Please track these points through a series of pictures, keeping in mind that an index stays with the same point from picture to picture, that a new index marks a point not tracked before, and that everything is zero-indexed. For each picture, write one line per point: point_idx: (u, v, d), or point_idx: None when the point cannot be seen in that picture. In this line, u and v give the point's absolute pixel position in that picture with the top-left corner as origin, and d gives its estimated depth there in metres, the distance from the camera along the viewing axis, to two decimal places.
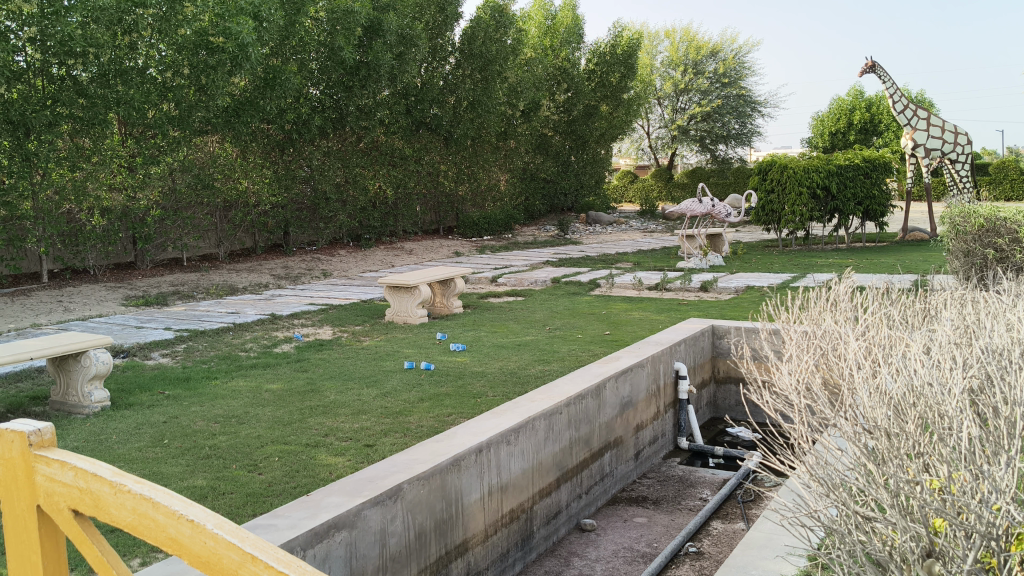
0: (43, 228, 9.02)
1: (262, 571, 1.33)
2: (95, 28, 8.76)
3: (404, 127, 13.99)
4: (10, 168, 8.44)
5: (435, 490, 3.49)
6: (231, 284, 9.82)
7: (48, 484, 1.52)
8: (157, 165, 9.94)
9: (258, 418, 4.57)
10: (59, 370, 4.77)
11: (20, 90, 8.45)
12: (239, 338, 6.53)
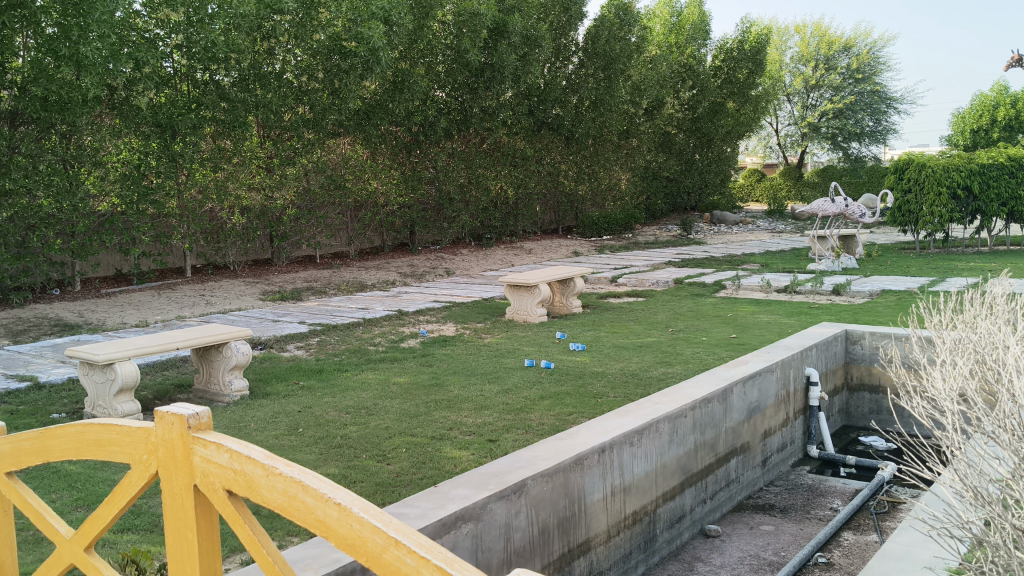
0: (187, 225, 9.50)
1: (405, 557, 1.36)
2: (237, 35, 9.22)
3: (526, 127, 14.08)
4: (159, 168, 8.96)
5: (559, 488, 3.49)
6: (360, 281, 10.11)
7: (204, 465, 1.60)
8: (292, 167, 10.30)
9: (386, 410, 4.69)
10: (202, 359, 5.05)
11: (168, 95, 9.06)
12: (367, 333, 6.71)
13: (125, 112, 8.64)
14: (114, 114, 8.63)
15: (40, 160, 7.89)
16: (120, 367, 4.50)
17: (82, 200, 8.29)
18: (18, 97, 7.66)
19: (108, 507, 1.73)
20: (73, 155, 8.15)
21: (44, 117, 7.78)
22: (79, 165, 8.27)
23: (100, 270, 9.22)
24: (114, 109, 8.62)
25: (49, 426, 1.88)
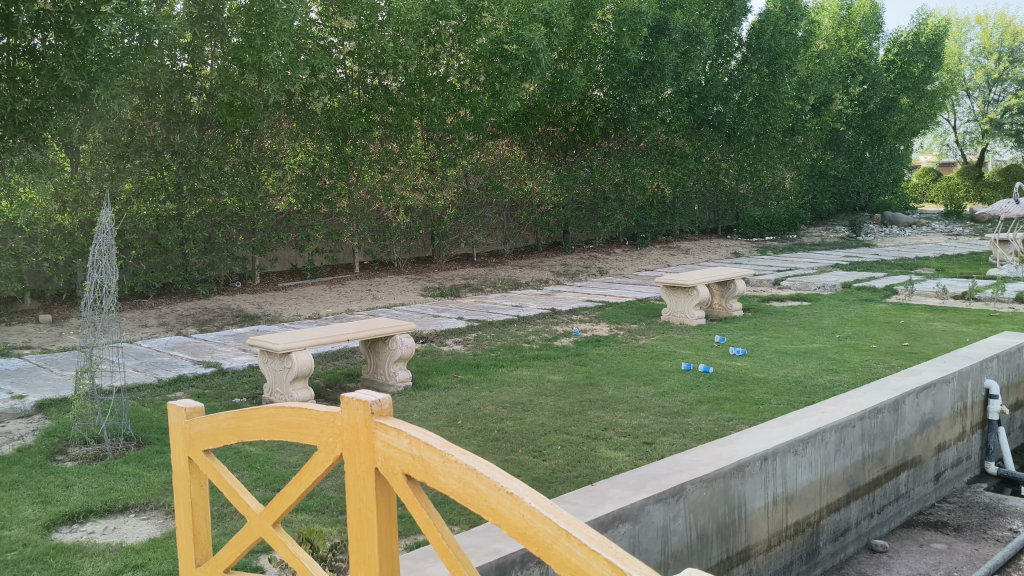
0: (356, 224, 9.93)
1: (575, 548, 1.39)
2: (405, 41, 9.55)
3: (686, 125, 13.87)
4: (331, 169, 9.41)
5: (719, 493, 3.44)
6: (515, 279, 10.25)
7: (386, 450, 1.68)
8: (453, 168, 10.56)
9: (541, 406, 4.75)
10: (370, 350, 5.31)
11: (341, 99, 9.48)
12: (522, 330, 6.82)
13: (301, 117, 9.12)
14: (292, 118, 9.12)
15: (225, 161, 8.48)
16: (296, 356, 4.77)
17: (262, 200, 8.85)
18: (206, 103, 8.35)
19: (297, 485, 1.85)
20: (255, 157, 8.71)
21: (229, 121, 8.40)
22: (260, 167, 8.81)
23: (277, 265, 9.76)
24: (291, 114, 9.11)
25: (244, 408, 2.02)
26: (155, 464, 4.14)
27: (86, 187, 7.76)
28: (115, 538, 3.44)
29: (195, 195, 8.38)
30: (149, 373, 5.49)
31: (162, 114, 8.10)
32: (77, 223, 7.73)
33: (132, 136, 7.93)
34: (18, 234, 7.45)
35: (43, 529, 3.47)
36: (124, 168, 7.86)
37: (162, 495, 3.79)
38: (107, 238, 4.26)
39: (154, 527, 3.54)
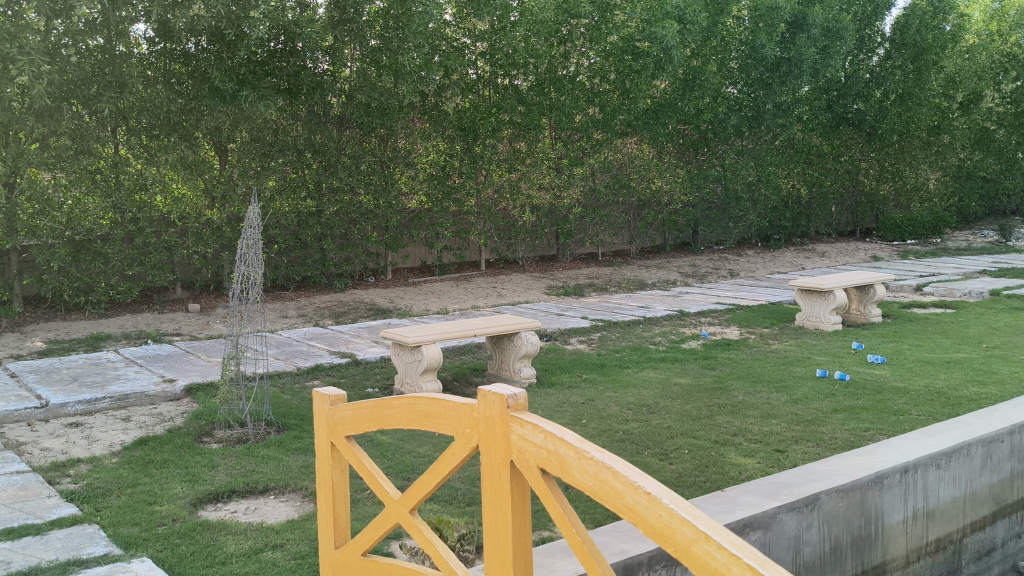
0: (484, 223, 10.06)
1: (713, 551, 1.36)
2: (536, 41, 9.68)
3: (822, 123, 13.50)
4: (461, 168, 9.57)
5: (855, 505, 3.32)
6: (642, 279, 10.18)
7: (521, 443, 1.70)
8: (581, 167, 10.59)
9: (668, 409, 4.70)
10: (495, 346, 5.39)
11: (472, 100, 9.62)
12: (648, 332, 6.77)
13: (434, 117, 9.31)
14: (425, 118, 9.33)
15: (362, 160, 8.78)
16: (426, 349, 4.88)
17: (396, 198, 9.08)
18: (346, 103, 8.61)
19: (434, 474, 1.90)
20: (390, 156, 8.96)
21: (367, 122, 8.68)
22: (394, 166, 9.05)
23: (408, 261, 10.00)
24: (425, 114, 9.33)
25: (385, 397, 2.08)
26: (293, 449, 4.32)
27: (233, 185, 8.08)
28: (256, 518, 3.61)
29: (333, 194, 8.67)
30: (288, 362, 5.73)
31: (304, 115, 8.44)
32: (224, 218, 8.04)
33: (276, 135, 8.32)
34: (172, 228, 7.89)
35: (191, 506, 3.68)
36: (269, 167, 8.23)
37: (299, 479, 3.95)
38: (254, 232, 4.47)
39: (292, 509, 3.70)
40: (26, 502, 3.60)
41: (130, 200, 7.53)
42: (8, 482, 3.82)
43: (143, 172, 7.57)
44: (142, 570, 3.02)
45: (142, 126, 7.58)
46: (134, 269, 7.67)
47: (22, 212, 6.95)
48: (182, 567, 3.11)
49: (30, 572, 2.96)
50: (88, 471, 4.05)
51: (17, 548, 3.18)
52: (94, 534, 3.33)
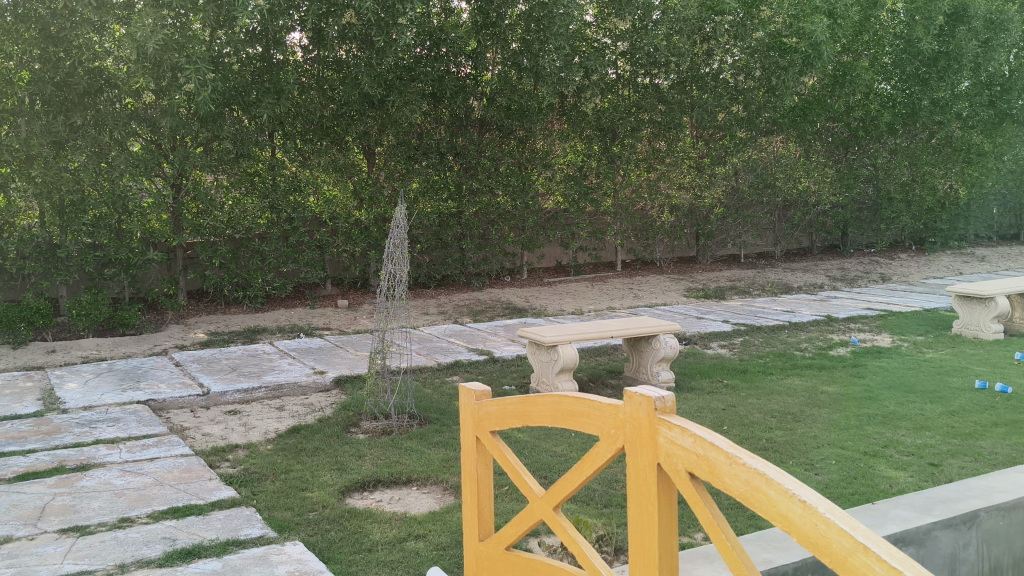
0: (621, 223, 10.04)
1: (874, 564, 1.31)
2: (678, 39, 9.54)
3: (985, 120, 12.51)
4: (599, 169, 9.59)
5: (1017, 524, 3.13)
6: (786, 283, 9.91)
7: (669, 446, 1.69)
8: (723, 166, 10.44)
9: (814, 418, 4.56)
10: (633, 349, 5.39)
11: (611, 99, 9.59)
12: (793, 337, 6.59)
13: (573, 117, 9.36)
14: (564, 119, 9.38)
15: (501, 162, 8.93)
16: (563, 350, 4.91)
17: (533, 199, 9.19)
18: (486, 106, 8.75)
19: (578, 472, 1.93)
20: (528, 157, 9.08)
21: (507, 124, 8.82)
22: (532, 167, 9.16)
23: (545, 261, 10.08)
24: (564, 114, 9.38)
25: (530, 394, 2.12)
26: (434, 443, 4.44)
27: (380, 187, 8.36)
28: (400, 508, 3.73)
29: (473, 195, 8.86)
30: (430, 357, 5.90)
31: (447, 118, 8.63)
32: (372, 219, 8.32)
33: (420, 139, 8.53)
34: (323, 227, 8.26)
35: (339, 494, 3.84)
36: (413, 168, 8.45)
37: (440, 471, 4.06)
38: (401, 232, 4.62)
39: (434, 501, 3.80)
40: (189, 484, 3.84)
41: (285, 200, 7.92)
42: (174, 464, 4.09)
43: (297, 174, 8.01)
44: (295, 553, 3.18)
45: (297, 130, 7.97)
46: (288, 266, 8.07)
47: (188, 211, 7.58)
48: (332, 551, 3.25)
49: (194, 549, 3.17)
50: (245, 457, 4.30)
51: (182, 526, 3.41)
52: (251, 517, 3.52)
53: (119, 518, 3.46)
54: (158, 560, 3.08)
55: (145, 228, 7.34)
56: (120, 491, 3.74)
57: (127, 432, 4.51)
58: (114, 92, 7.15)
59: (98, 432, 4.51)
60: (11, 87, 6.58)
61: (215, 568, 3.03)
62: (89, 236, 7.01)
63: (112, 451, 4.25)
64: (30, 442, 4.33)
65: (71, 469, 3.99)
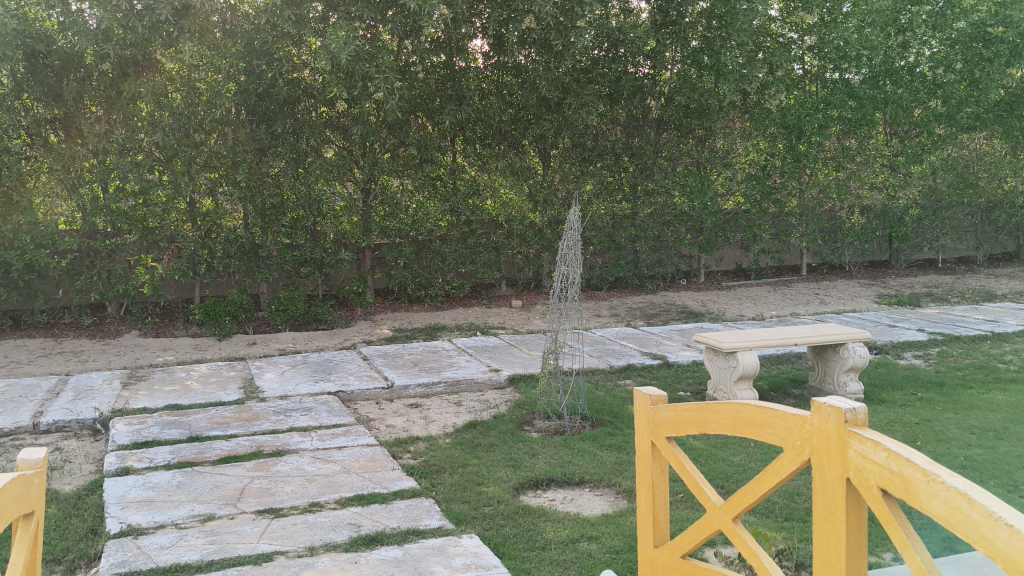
0: (806, 224, 9.65)
1: None
2: (871, 31, 9.10)
3: None
4: (783, 169, 9.23)
5: None
6: (990, 290, 9.18)
7: (860, 460, 1.61)
8: (919, 164, 9.80)
9: (1020, 436, 4.20)
10: (818, 358, 5.17)
11: (797, 96, 9.27)
12: (996, 348, 6.10)
13: (757, 115, 9.03)
14: (746, 117, 9.08)
15: (678, 162, 8.79)
16: (742, 356, 4.76)
17: (711, 199, 8.97)
18: (665, 106, 8.65)
19: (760, 484, 1.86)
20: (707, 157, 8.89)
21: (686, 123, 8.69)
22: (711, 167, 8.96)
23: (723, 264, 9.85)
24: (746, 113, 9.09)
25: (709, 401, 2.06)
26: (607, 445, 4.43)
27: (555, 189, 8.47)
28: (574, 508, 3.75)
29: (648, 196, 8.81)
30: (603, 359, 5.90)
31: (624, 118, 8.59)
32: (546, 220, 8.39)
33: (596, 140, 8.54)
34: (499, 229, 8.43)
35: (514, 491, 3.90)
36: (587, 170, 8.51)
37: (613, 475, 4.03)
38: (573, 234, 4.61)
39: (607, 504, 3.79)
40: (374, 473, 4.02)
41: (465, 203, 8.15)
42: (359, 453, 4.29)
43: (476, 178, 8.20)
44: (471, 547, 3.25)
45: (477, 135, 8.16)
46: (466, 267, 8.30)
47: (376, 214, 7.90)
48: (506, 547, 3.31)
49: (377, 536, 3.32)
50: (424, 449, 4.45)
51: (366, 513, 3.57)
52: (430, 508, 3.63)
53: (310, 502, 3.67)
54: (344, 545, 3.24)
55: (337, 230, 7.76)
56: (311, 477, 3.96)
57: (318, 421, 4.77)
58: (310, 102, 7.62)
59: (291, 420, 4.81)
60: (220, 98, 7.10)
61: (396, 556, 3.15)
62: (287, 237, 7.50)
63: (304, 439, 4.50)
64: (232, 428, 4.67)
65: (267, 454, 4.27)
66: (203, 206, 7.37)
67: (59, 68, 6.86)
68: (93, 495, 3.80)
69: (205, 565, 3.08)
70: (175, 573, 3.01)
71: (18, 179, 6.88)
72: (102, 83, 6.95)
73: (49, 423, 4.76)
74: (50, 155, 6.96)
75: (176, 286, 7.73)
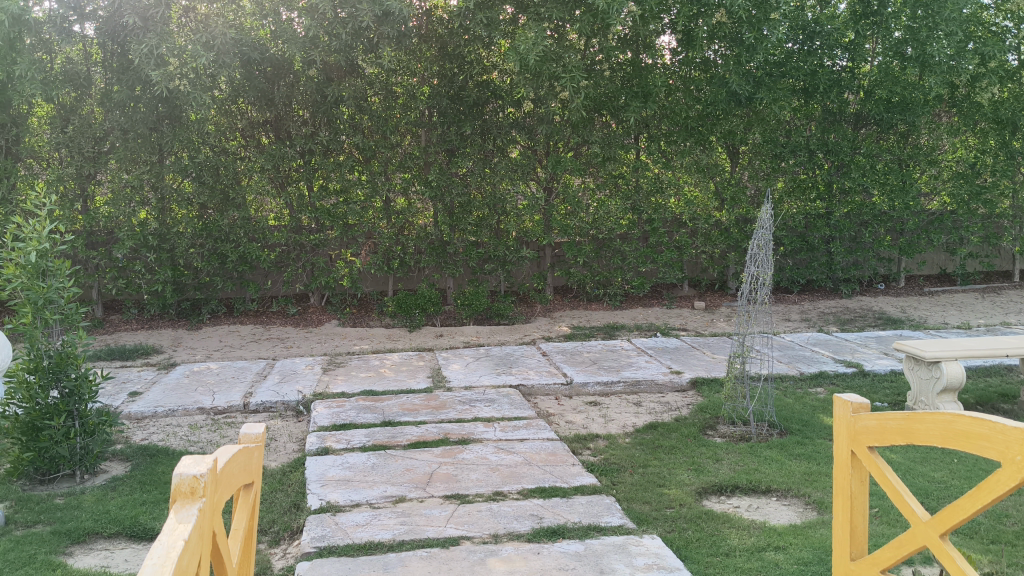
0: (1020, 227, 8.93)
1: None
2: None
3: None
4: (994, 166, 8.53)
5: None
6: None
7: None
8: None
9: None
10: None
11: (1013, 89, 8.49)
12: None
13: (966, 109, 8.40)
14: (954, 111, 8.48)
15: (878, 159, 8.30)
16: (947, 367, 4.47)
17: (915, 198, 8.40)
18: (863, 101, 8.26)
19: (973, 500, 1.72)
20: (910, 154, 8.36)
21: (886, 118, 8.18)
22: (914, 165, 8.42)
23: (926, 267, 9.28)
24: (954, 107, 8.47)
25: (917, 411, 1.92)
26: (796, 454, 4.26)
27: (742, 187, 8.25)
28: (759, 517, 3.63)
29: (845, 195, 8.39)
30: (792, 365, 5.68)
31: (819, 113, 8.23)
32: (733, 219, 8.23)
33: (789, 136, 8.22)
34: (683, 228, 8.31)
35: (696, 494, 3.82)
36: (779, 168, 8.23)
37: (802, 484, 3.87)
38: (765, 233, 4.46)
39: (795, 514, 3.65)
40: (555, 467, 4.05)
41: (647, 201, 8.11)
42: (541, 446, 4.34)
43: (660, 175, 8.10)
44: (654, 547, 3.22)
45: (662, 132, 8.07)
46: (647, 266, 8.24)
47: (557, 213, 7.97)
48: (689, 550, 3.25)
49: (559, 529, 3.34)
50: (604, 447, 4.44)
51: (548, 505, 3.60)
52: (611, 505, 3.62)
53: (493, 491, 3.75)
54: (527, 536, 3.29)
55: (520, 228, 7.88)
56: (494, 467, 4.05)
57: (501, 413, 4.87)
58: (498, 103, 7.69)
59: (476, 410, 4.93)
60: (415, 100, 7.46)
61: (578, 550, 3.17)
62: (473, 235, 7.76)
63: (488, 429, 4.61)
64: (420, 415, 4.85)
65: (454, 442, 4.40)
66: (397, 206, 7.69)
67: (271, 74, 7.35)
68: (296, 472, 4.06)
69: (396, 545, 3.22)
70: (369, 551, 3.17)
71: (233, 178, 7.52)
72: (308, 88, 7.32)
73: (257, 403, 5.13)
74: (262, 156, 7.50)
75: (372, 279, 8.17)
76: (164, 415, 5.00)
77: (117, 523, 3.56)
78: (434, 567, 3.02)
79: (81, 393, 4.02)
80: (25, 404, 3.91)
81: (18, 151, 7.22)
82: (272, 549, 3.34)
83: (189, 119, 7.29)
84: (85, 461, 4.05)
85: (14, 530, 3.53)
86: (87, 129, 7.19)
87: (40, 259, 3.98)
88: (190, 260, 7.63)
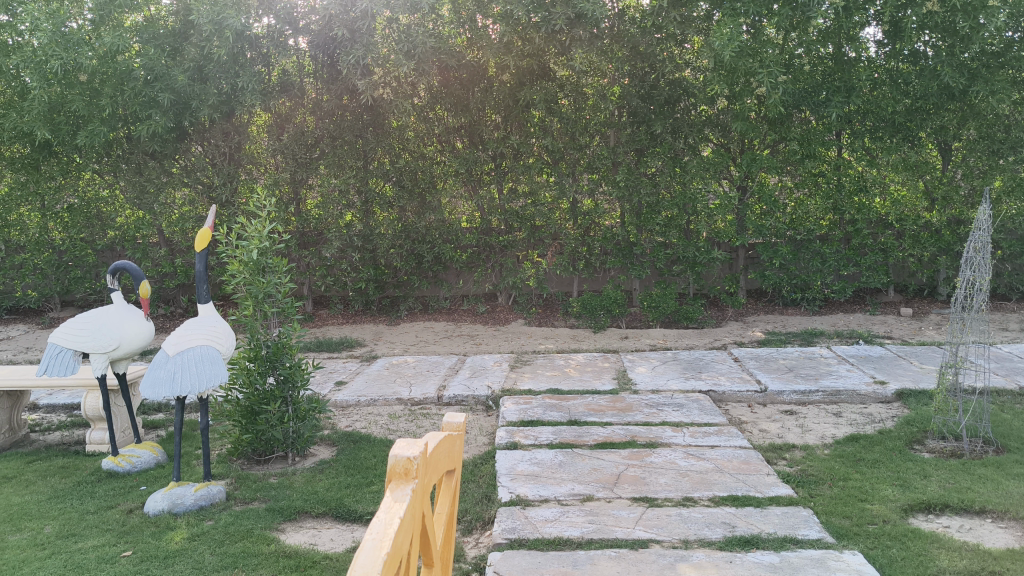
0: None
1: None
2: None
3: None
4: None
5: None
6: None
7: None
8: None
9: None
10: None
11: None
12: None
13: None
14: None
15: None
16: None
17: None
18: None
19: None
20: None
21: None
22: None
23: None
24: None
25: None
26: (1014, 474, 3.93)
27: (955, 186, 7.74)
28: (972, 539, 3.38)
29: None
30: (1010, 378, 5.26)
31: None
32: (944, 220, 7.73)
33: (1010, 131, 7.50)
34: (889, 229, 7.89)
35: (902, 512, 3.61)
36: (997, 165, 7.57)
37: (1021, 506, 3.57)
38: (983, 235, 4.15)
39: (1014, 539, 3.37)
40: (748, 476, 3.94)
41: (850, 201, 7.72)
42: (733, 454, 4.24)
43: (864, 173, 7.70)
44: (854, 564, 3.07)
45: (866, 128, 7.60)
46: (848, 269, 7.86)
47: (752, 213, 7.78)
48: (893, 569, 3.08)
49: (753, 539, 3.26)
50: (801, 458, 4.29)
51: (741, 514, 3.52)
52: (808, 518, 3.49)
53: (683, 496, 3.71)
54: (719, 543, 3.23)
55: (712, 228, 7.69)
56: (684, 472, 4.00)
57: (690, 418, 4.80)
58: (691, 100, 7.56)
59: (664, 414, 4.89)
60: (605, 102, 7.54)
61: (773, 562, 3.07)
62: (661, 235, 7.64)
63: (677, 433, 4.55)
64: (607, 415, 4.87)
65: (642, 445, 4.39)
66: (584, 206, 7.73)
67: (466, 81, 7.66)
68: (487, 464, 4.18)
69: (585, 543, 3.25)
70: (559, 547, 3.21)
71: (430, 181, 7.91)
72: (502, 93, 7.65)
73: (450, 396, 5.31)
74: (456, 160, 7.83)
75: (558, 280, 8.31)
76: (366, 404, 5.29)
77: (325, 504, 3.79)
78: (624, 568, 3.02)
79: (294, 380, 4.30)
80: (246, 388, 4.22)
81: (240, 157, 7.93)
82: (464, 537, 3.46)
83: (391, 125, 7.85)
84: (296, 444, 4.37)
85: (235, 506, 3.85)
86: (300, 137, 7.74)
87: (261, 256, 4.31)
88: (390, 260, 8.06)
